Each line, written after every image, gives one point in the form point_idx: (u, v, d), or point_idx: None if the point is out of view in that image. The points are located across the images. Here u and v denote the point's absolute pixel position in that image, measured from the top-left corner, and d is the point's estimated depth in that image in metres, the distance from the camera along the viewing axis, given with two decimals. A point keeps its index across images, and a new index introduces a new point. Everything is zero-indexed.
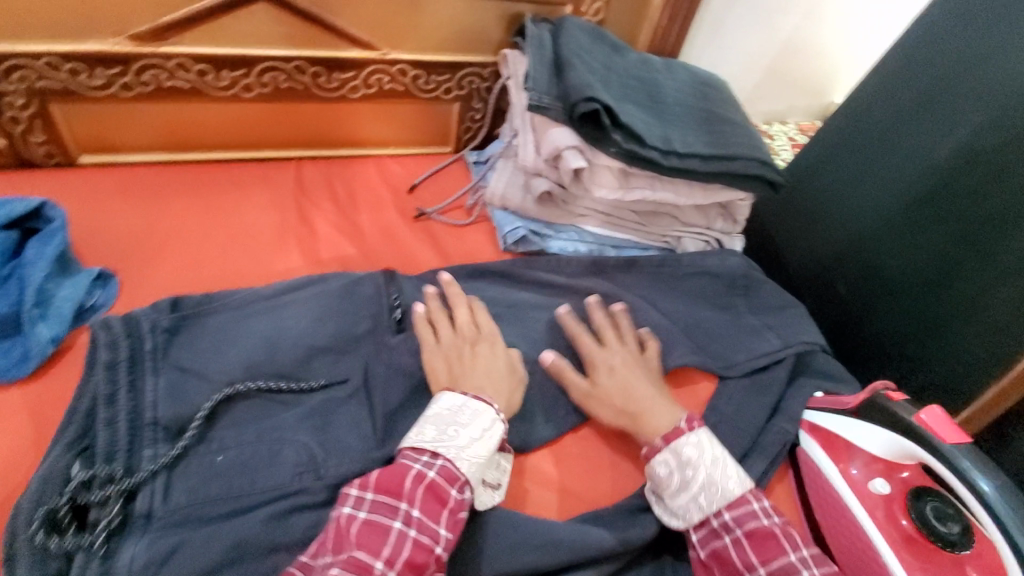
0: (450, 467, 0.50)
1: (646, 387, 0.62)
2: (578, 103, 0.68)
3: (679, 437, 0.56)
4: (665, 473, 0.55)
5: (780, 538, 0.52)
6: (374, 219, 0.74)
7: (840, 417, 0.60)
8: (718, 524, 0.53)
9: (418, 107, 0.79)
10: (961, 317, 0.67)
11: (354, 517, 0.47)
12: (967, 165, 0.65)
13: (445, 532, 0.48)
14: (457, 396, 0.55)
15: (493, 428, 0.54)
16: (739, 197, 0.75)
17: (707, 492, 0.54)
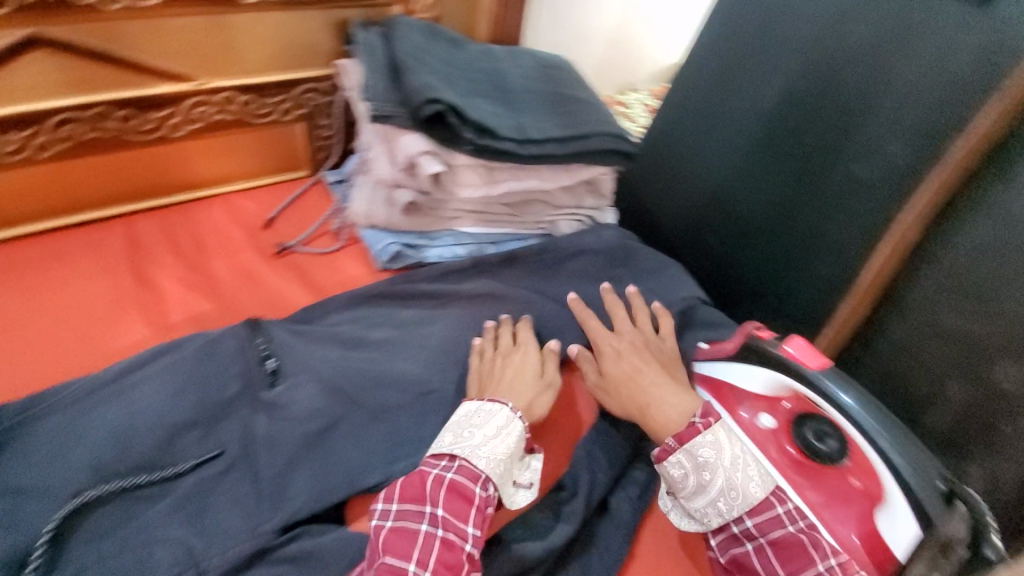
0: (468, 467, 0.51)
1: (657, 379, 0.61)
2: (421, 106, 0.64)
3: (695, 435, 0.53)
4: (680, 475, 0.52)
5: (810, 548, 0.48)
6: (229, 264, 0.71)
7: (722, 362, 0.61)
8: (740, 531, 0.51)
9: (256, 134, 0.79)
10: (813, 244, 0.71)
11: (383, 526, 0.48)
12: (794, 106, 0.71)
13: (473, 529, 0.48)
14: (473, 401, 0.56)
15: (511, 426, 0.54)
16: (601, 171, 0.77)
17: (726, 496, 0.51)
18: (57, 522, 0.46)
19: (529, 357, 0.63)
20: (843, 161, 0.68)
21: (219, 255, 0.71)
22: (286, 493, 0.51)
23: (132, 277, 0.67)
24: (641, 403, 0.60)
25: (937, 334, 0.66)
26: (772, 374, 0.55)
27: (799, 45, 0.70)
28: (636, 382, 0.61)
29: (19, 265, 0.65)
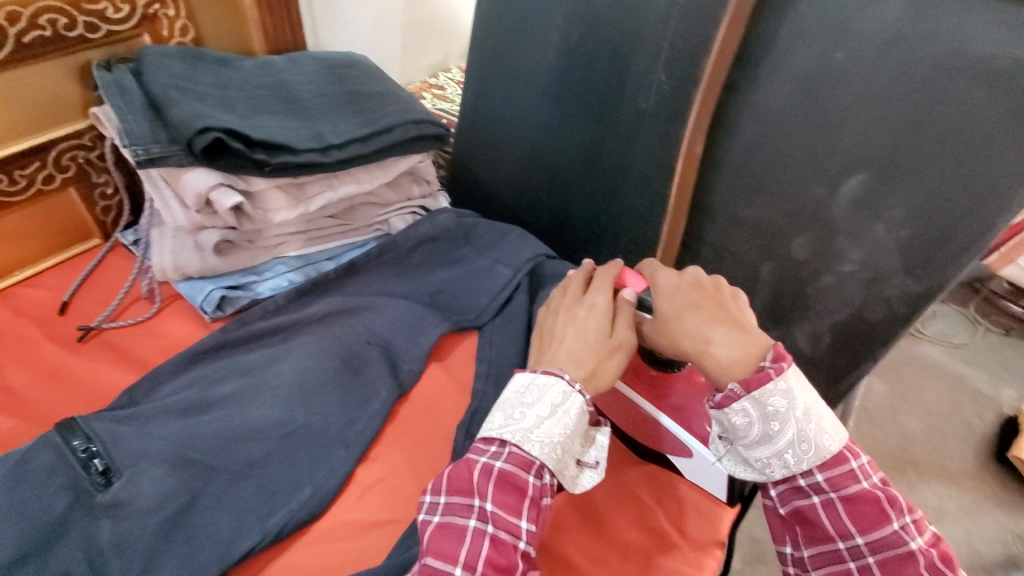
0: (520, 454, 0.48)
1: (715, 317, 0.54)
2: (194, 139, 0.58)
3: (765, 383, 0.49)
4: (744, 424, 0.50)
5: (887, 506, 0.48)
6: (25, 366, 0.61)
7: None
8: (807, 483, 0.50)
9: (19, 212, 0.68)
10: (624, 178, 0.78)
11: (430, 521, 0.46)
12: (571, 59, 0.77)
13: (526, 524, 0.47)
14: (524, 375, 0.52)
15: (568, 403, 0.50)
16: (417, 159, 0.77)
17: (795, 448, 0.49)
18: None
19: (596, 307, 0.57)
20: (626, 99, 0.74)
21: (6, 361, 0.61)
22: None
23: None
24: (700, 343, 0.53)
25: (741, 229, 0.75)
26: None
27: None
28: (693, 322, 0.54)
29: None
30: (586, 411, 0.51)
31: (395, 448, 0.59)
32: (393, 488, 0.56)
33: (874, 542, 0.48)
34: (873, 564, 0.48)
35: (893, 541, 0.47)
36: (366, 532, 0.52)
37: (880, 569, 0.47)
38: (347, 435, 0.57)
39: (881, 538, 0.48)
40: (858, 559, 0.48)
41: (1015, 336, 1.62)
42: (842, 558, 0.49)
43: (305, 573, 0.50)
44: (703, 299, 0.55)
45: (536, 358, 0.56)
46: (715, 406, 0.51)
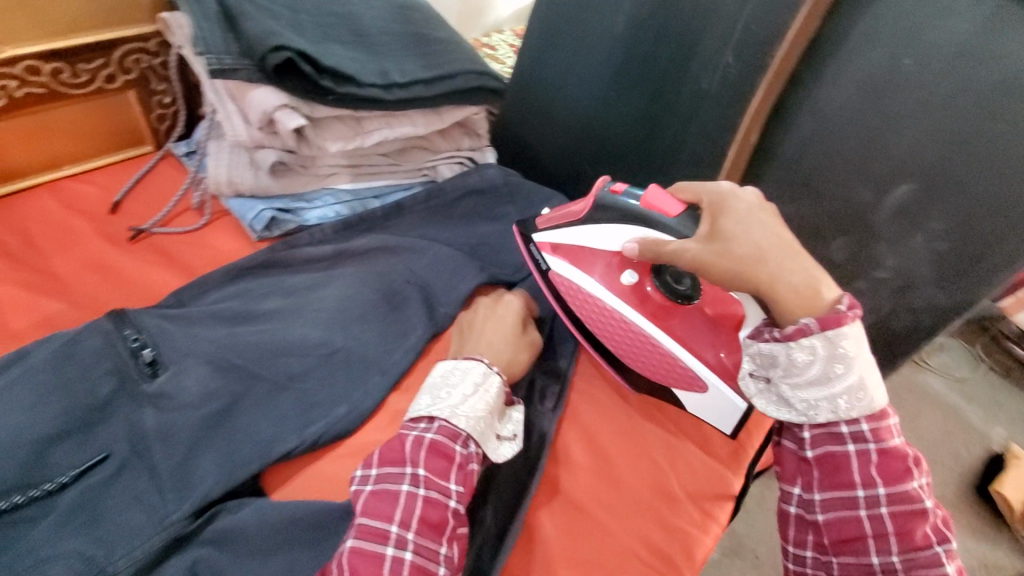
0: (449, 426, 0.48)
1: (790, 247, 0.49)
2: (267, 56, 0.58)
3: (842, 324, 0.45)
4: (805, 361, 0.46)
5: (912, 466, 0.47)
6: (75, 257, 0.62)
7: (570, 227, 0.61)
8: (848, 431, 0.47)
9: (80, 107, 0.69)
10: (669, 159, 0.80)
11: (361, 491, 0.46)
12: (637, 32, 0.76)
13: (456, 486, 0.47)
14: (447, 362, 0.54)
15: (488, 382, 0.52)
16: (472, 111, 0.77)
17: (850, 396, 0.46)
18: None
19: (512, 315, 0.61)
20: (687, 79, 0.74)
21: (56, 249, 0.62)
22: (191, 479, 0.48)
23: None
24: (776, 271, 0.48)
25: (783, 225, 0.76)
26: (629, 230, 0.56)
27: None
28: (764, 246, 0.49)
29: None
30: (503, 391, 0.52)
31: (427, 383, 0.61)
32: None
33: (892, 495, 0.46)
34: (886, 516, 0.45)
35: (911, 498, 0.46)
36: None
37: (891, 522, 0.45)
38: (384, 366, 0.59)
39: (901, 492, 0.46)
40: (872, 509, 0.46)
41: (1016, 377, 1.63)
42: (855, 504, 0.46)
43: (333, 483, 0.52)
44: (769, 224, 0.50)
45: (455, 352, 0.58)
46: (782, 338, 0.47)
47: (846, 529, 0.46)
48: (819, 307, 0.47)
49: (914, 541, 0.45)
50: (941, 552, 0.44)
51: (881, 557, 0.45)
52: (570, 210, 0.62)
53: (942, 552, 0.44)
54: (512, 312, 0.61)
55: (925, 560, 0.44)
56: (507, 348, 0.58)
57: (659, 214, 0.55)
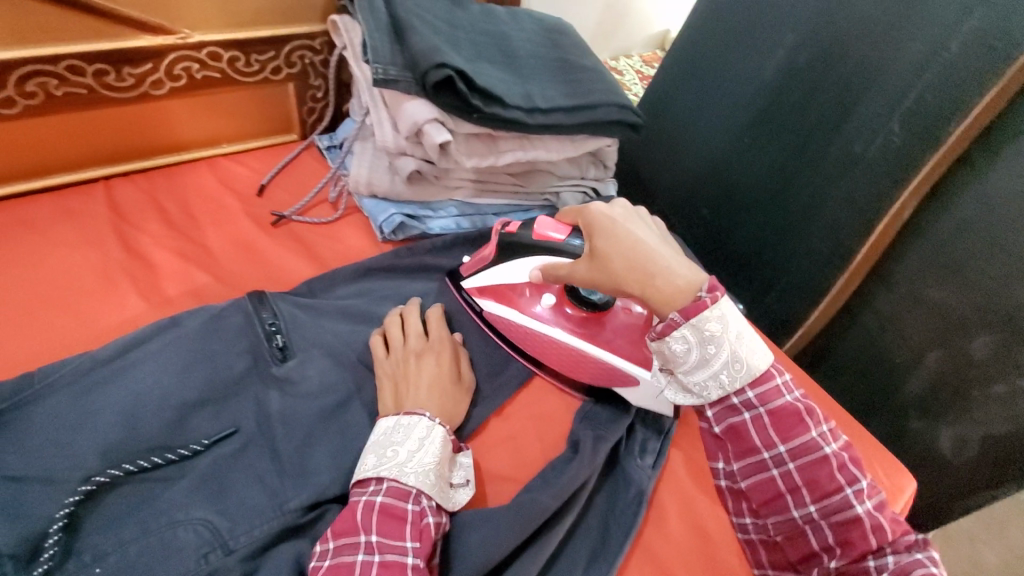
0: (398, 485, 0.46)
1: (656, 246, 0.49)
2: (429, 71, 0.60)
3: (703, 310, 0.44)
4: (682, 351, 0.45)
5: (805, 417, 0.47)
6: (224, 234, 0.68)
7: (488, 271, 0.64)
8: (739, 401, 0.47)
9: (244, 93, 0.74)
10: (805, 220, 0.76)
11: (320, 568, 0.43)
12: (788, 81, 0.74)
13: (412, 542, 0.44)
14: (389, 418, 0.51)
15: (432, 436, 0.50)
16: (605, 142, 0.76)
17: (730, 369, 0.46)
18: (69, 507, 0.44)
19: (444, 349, 0.59)
20: (841, 138, 0.70)
21: (209, 224, 0.68)
22: (309, 469, 0.51)
23: (119, 246, 0.63)
24: (643, 273, 0.48)
25: (917, 307, 0.69)
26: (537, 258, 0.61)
27: (804, 16, 0.71)
28: (632, 249, 0.49)
29: None
30: (450, 439, 0.51)
31: (525, 411, 0.61)
32: (517, 448, 0.58)
33: (794, 450, 0.46)
34: (793, 471, 0.47)
35: (811, 449, 0.46)
36: (491, 482, 0.55)
37: (798, 475, 0.46)
38: (486, 388, 0.61)
39: (801, 447, 0.46)
40: (780, 468, 0.47)
41: None
42: (765, 467, 0.47)
43: None
44: (636, 228, 0.50)
45: (392, 403, 0.53)
46: (657, 336, 0.46)
47: (767, 491, 0.48)
48: (682, 293, 0.46)
49: (823, 488, 0.46)
50: (850, 494, 0.45)
51: (801, 509, 0.47)
52: (482, 254, 0.65)
53: (852, 494, 0.45)
54: (445, 346, 0.59)
55: (836, 505, 0.45)
56: (450, 394, 0.56)
57: (555, 241, 0.58)
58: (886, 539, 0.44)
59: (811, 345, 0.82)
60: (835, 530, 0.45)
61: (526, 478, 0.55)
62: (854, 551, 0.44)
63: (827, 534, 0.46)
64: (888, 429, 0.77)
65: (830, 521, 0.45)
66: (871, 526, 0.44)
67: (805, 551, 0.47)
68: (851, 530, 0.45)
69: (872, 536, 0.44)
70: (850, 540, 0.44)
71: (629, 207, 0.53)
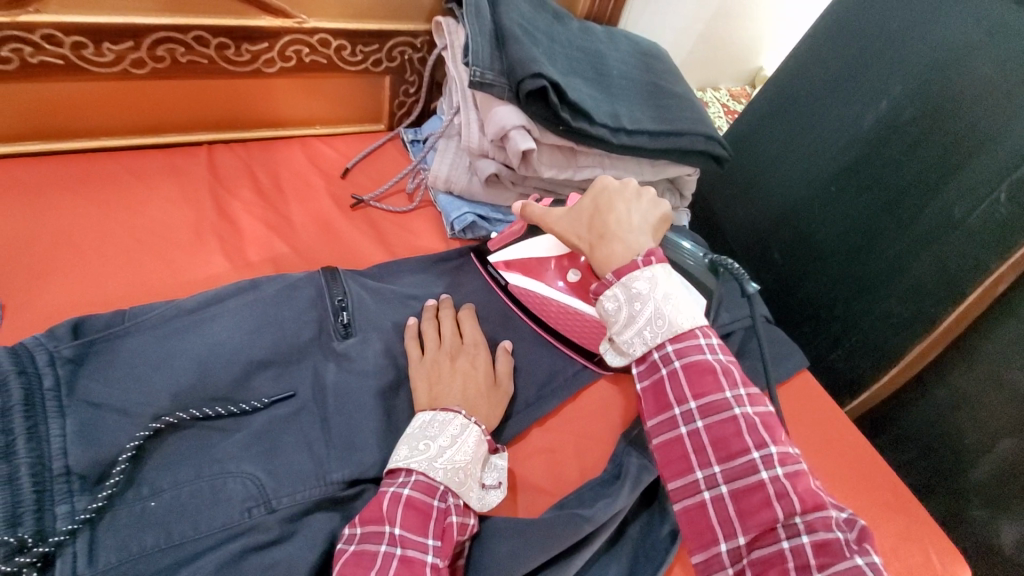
0: (426, 481, 0.47)
1: (628, 216, 0.54)
2: (524, 80, 0.62)
3: (632, 269, 0.49)
4: (613, 308, 0.49)
5: (720, 376, 0.46)
6: (306, 210, 0.71)
7: (515, 244, 0.67)
8: (659, 355, 0.48)
9: (344, 80, 0.78)
10: (886, 279, 0.72)
11: (345, 551, 0.44)
12: (886, 135, 0.71)
13: (433, 540, 0.45)
14: (426, 412, 0.51)
15: (466, 433, 0.50)
16: (686, 170, 0.76)
17: (652, 325, 0.48)
18: (138, 441, 0.47)
19: (478, 352, 0.59)
20: (936, 201, 0.66)
21: (295, 198, 0.72)
22: (355, 444, 0.52)
23: (212, 206, 0.68)
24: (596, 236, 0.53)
25: (998, 391, 0.64)
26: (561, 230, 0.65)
27: (914, 69, 0.68)
28: (603, 210, 0.55)
29: (102, 179, 0.66)
30: (484, 439, 0.51)
31: (566, 426, 0.60)
32: (556, 461, 0.57)
33: (705, 410, 0.46)
34: (702, 430, 0.46)
35: (719, 410, 0.46)
36: (524, 491, 0.55)
37: (706, 435, 0.46)
38: (533, 396, 0.60)
39: (713, 409, 0.46)
40: (688, 426, 0.46)
41: None
42: (675, 426, 0.47)
43: None
44: (619, 202, 0.55)
45: (426, 400, 0.54)
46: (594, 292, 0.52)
47: (673, 452, 0.47)
48: (625, 259, 0.51)
49: (731, 449, 0.45)
50: (758, 459, 0.44)
51: (706, 471, 0.46)
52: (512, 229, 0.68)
53: (759, 459, 0.44)
54: (480, 348, 0.59)
55: (741, 468, 0.44)
56: (483, 393, 0.56)
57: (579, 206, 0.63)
58: (793, 511, 0.42)
59: (873, 411, 0.78)
60: (737, 497, 0.44)
61: (560, 493, 0.55)
62: (757, 522, 0.43)
63: (728, 503, 0.44)
64: (945, 511, 0.71)
65: (733, 487, 0.44)
66: (775, 492, 0.42)
67: (704, 527, 0.45)
68: (755, 496, 0.43)
69: (776, 504, 0.42)
70: (753, 507, 0.43)
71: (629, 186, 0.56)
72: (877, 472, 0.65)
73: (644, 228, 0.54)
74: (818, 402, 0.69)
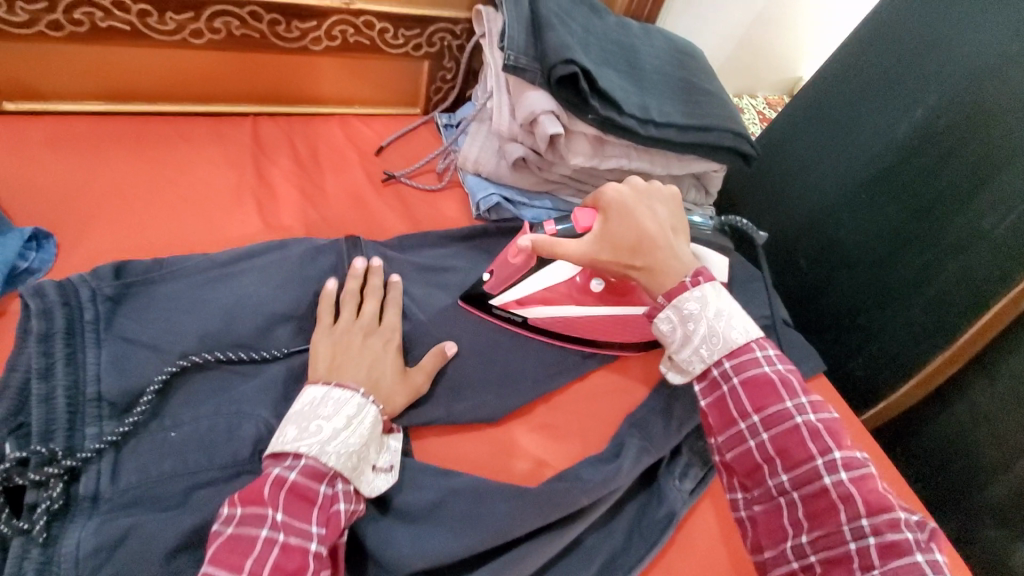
0: (315, 465, 0.44)
1: (661, 233, 0.53)
2: (556, 66, 0.64)
3: (683, 292, 0.49)
4: (667, 329, 0.49)
5: (779, 387, 0.44)
6: (339, 181, 0.74)
7: (522, 280, 0.61)
8: (717, 373, 0.47)
9: (385, 62, 0.81)
10: (912, 290, 0.71)
11: (220, 533, 0.40)
12: (921, 143, 0.70)
13: (317, 527, 0.42)
14: (318, 387, 0.49)
15: (363, 414, 0.49)
16: (713, 167, 0.76)
17: (708, 343, 0.47)
18: (166, 375, 0.50)
19: (394, 338, 0.57)
20: (966, 212, 0.65)
21: (330, 170, 0.75)
22: None
23: (252, 171, 0.71)
24: (643, 258, 0.53)
25: (1016, 408, 0.62)
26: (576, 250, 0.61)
27: (952, 77, 0.67)
28: (640, 229, 0.53)
29: (155, 139, 0.71)
30: (380, 419, 0.50)
31: (573, 405, 0.61)
32: (559, 436, 0.58)
33: (768, 419, 0.44)
34: (766, 441, 0.44)
35: (784, 418, 0.44)
36: (526, 461, 0.56)
37: (771, 445, 0.44)
38: (541, 372, 0.61)
39: (776, 419, 0.44)
40: (755, 439, 0.44)
41: None
42: (741, 438, 0.45)
43: (468, 462, 0.55)
44: (653, 219, 0.54)
45: (323, 370, 0.52)
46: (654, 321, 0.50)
47: (744, 463, 0.45)
48: (678, 278, 0.52)
49: (794, 457, 0.43)
50: (821, 465, 0.42)
51: (774, 480, 0.44)
52: (507, 260, 0.62)
53: (822, 464, 0.42)
54: (397, 335, 0.57)
55: (807, 475, 0.42)
56: (388, 376, 0.53)
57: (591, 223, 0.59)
58: (858, 514, 0.40)
59: (892, 424, 0.77)
60: (804, 503, 0.42)
61: (560, 466, 0.56)
62: (823, 525, 0.41)
63: (798, 507, 0.42)
64: (959, 528, 0.69)
65: (802, 493, 0.42)
66: (839, 497, 0.40)
67: (775, 527, 0.43)
68: (821, 502, 0.41)
69: (841, 509, 0.40)
70: (818, 513, 0.41)
71: (641, 189, 0.56)
72: (888, 481, 0.63)
73: (673, 233, 0.55)
74: (832, 409, 0.68)
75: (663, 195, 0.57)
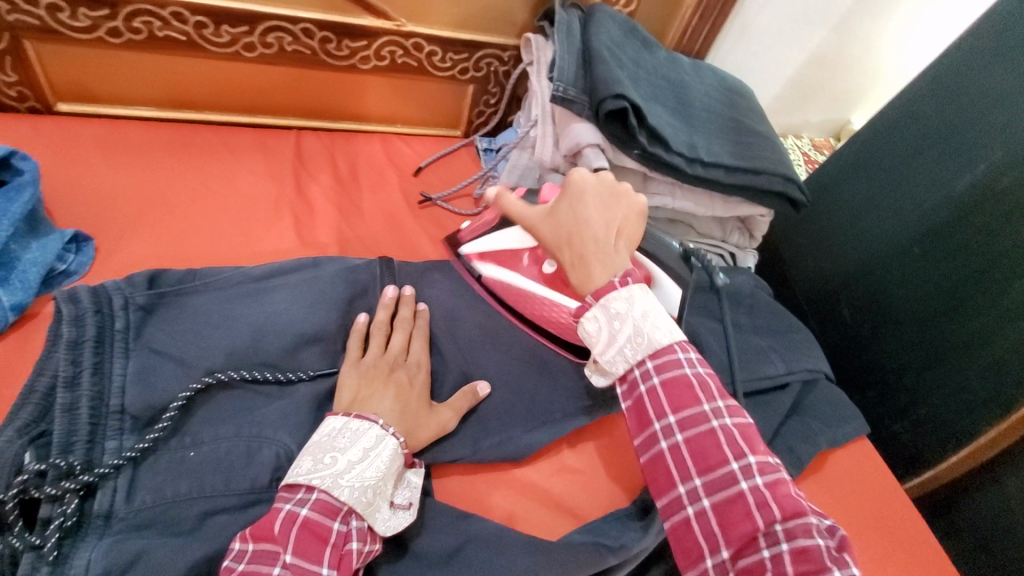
0: (326, 500, 0.42)
1: (604, 230, 0.49)
2: (606, 99, 0.62)
3: (609, 290, 0.45)
4: (594, 330, 0.45)
5: (697, 388, 0.42)
6: (376, 201, 0.74)
7: (488, 233, 0.65)
8: (638, 373, 0.44)
9: (431, 84, 0.81)
10: (965, 353, 0.66)
11: (231, 570, 0.39)
12: (980, 200, 0.66)
13: (327, 570, 0.40)
14: (337, 418, 0.47)
15: (379, 447, 0.46)
16: (759, 211, 0.74)
17: (633, 343, 0.44)
18: (189, 393, 0.49)
19: (419, 373, 0.55)
20: None
21: (367, 188, 0.75)
22: None
23: (291, 185, 0.71)
24: (574, 246, 0.49)
25: None
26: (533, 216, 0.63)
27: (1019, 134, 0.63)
28: (582, 219, 0.49)
29: (199, 147, 0.71)
30: (400, 453, 0.47)
31: (602, 451, 0.58)
32: (585, 483, 0.55)
33: (685, 420, 0.42)
34: (682, 443, 0.42)
35: (697, 421, 0.42)
36: (549, 508, 0.53)
37: (685, 448, 0.41)
38: (571, 411, 0.58)
39: (693, 422, 0.42)
40: (668, 440, 0.42)
41: None
42: (655, 440, 0.43)
43: (489, 504, 0.52)
44: (602, 213, 0.50)
45: (346, 403, 0.50)
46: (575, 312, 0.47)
47: (657, 467, 0.42)
48: (606, 277, 0.47)
49: (710, 460, 0.41)
50: (737, 469, 0.40)
51: (685, 485, 0.41)
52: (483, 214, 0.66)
53: (738, 469, 0.40)
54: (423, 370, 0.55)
55: (721, 480, 0.40)
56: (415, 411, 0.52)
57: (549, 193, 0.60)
58: (774, 520, 0.37)
59: (936, 493, 0.72)
60: (716, 512, 0.39)
61: (584, 516, 0.53)
62: (740, 534, 0.38)
63: (711, 517, 0.39)
64: None
65: (713, 501, 0.40)
66: (755, 502, 0.38)
67: (688, 542, 0.40)
68: (735, 510, 0.39)
69: (756, 514, 0.38)
70: (732, 521, 0.39)
71: (611, 186, 0.52)
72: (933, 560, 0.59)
73: (621, 237, 0.50)
74: (875, 476, 0.64)
75: (629, 201, 0.52)
